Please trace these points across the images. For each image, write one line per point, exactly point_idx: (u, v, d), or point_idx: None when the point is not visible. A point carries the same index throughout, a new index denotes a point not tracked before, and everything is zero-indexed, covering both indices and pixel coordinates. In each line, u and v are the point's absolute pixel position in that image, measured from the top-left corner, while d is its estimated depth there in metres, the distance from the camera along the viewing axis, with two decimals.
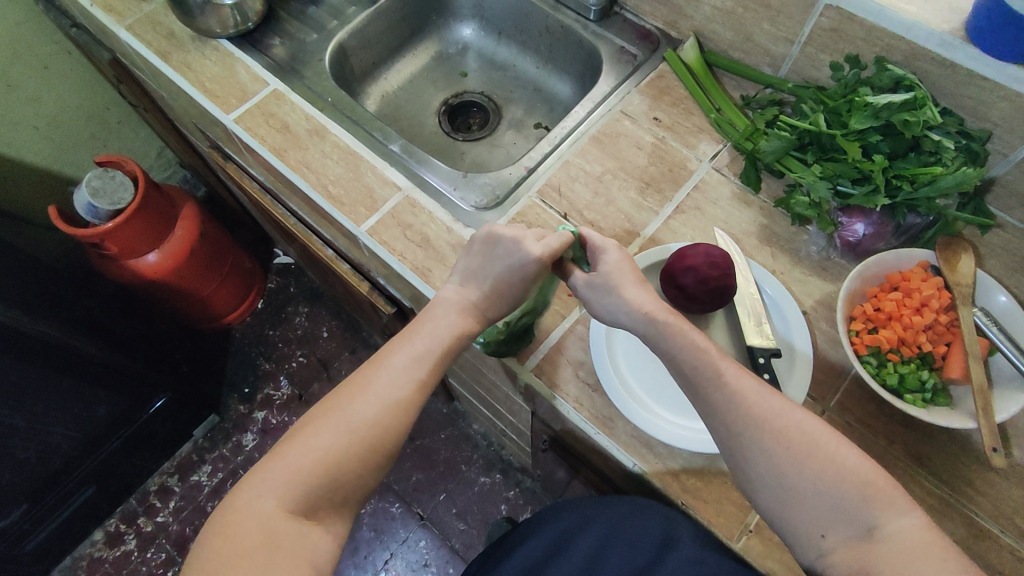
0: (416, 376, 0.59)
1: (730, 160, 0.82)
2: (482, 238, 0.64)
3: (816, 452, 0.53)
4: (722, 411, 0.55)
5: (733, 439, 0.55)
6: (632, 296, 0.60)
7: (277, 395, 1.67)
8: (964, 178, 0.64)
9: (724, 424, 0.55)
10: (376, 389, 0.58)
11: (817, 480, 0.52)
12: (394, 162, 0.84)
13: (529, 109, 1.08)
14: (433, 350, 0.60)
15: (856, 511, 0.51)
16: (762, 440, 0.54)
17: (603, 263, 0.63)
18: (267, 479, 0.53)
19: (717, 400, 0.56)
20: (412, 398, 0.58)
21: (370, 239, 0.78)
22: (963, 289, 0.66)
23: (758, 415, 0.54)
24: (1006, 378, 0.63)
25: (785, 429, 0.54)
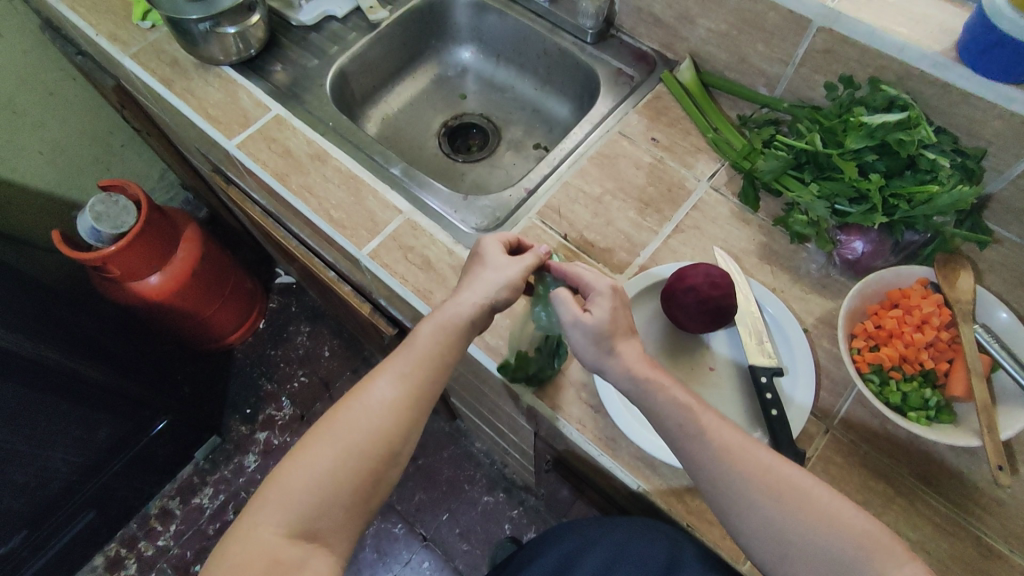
0: (403, 380, 0.60)
1: (728, 179, 0.83)
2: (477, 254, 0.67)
3: (808, 504, 0.52)
4: (709, 466, 0.55)
5: (720, 493, 0.54)
6: (620, 348, 0.60)
7: (278, 416, 1.67)
8: (960, 197, 0.64)
9: (710, 479, 0.55)
10: (365, 399, 0.59)
11: (811, 532, 0.52)
12: (395, 185, 0.85)
13: (527, 130, 1.09)
14: (421, 349, 0.61)
15: (852, 563, 0.51)
16: (751, 494, 0.53)
17: (600, 307, 0.61)
18: (264, 508, 0.54)
19: (701, 456, 0.55)
20: (403, 401, 0.59)
21: (372, 263, 0.79)
22: (964, 305, 0.66)
23: (745, 469, 0.54)
24: (1011, 395, 0.63)
25: (775, 483, 0.53)
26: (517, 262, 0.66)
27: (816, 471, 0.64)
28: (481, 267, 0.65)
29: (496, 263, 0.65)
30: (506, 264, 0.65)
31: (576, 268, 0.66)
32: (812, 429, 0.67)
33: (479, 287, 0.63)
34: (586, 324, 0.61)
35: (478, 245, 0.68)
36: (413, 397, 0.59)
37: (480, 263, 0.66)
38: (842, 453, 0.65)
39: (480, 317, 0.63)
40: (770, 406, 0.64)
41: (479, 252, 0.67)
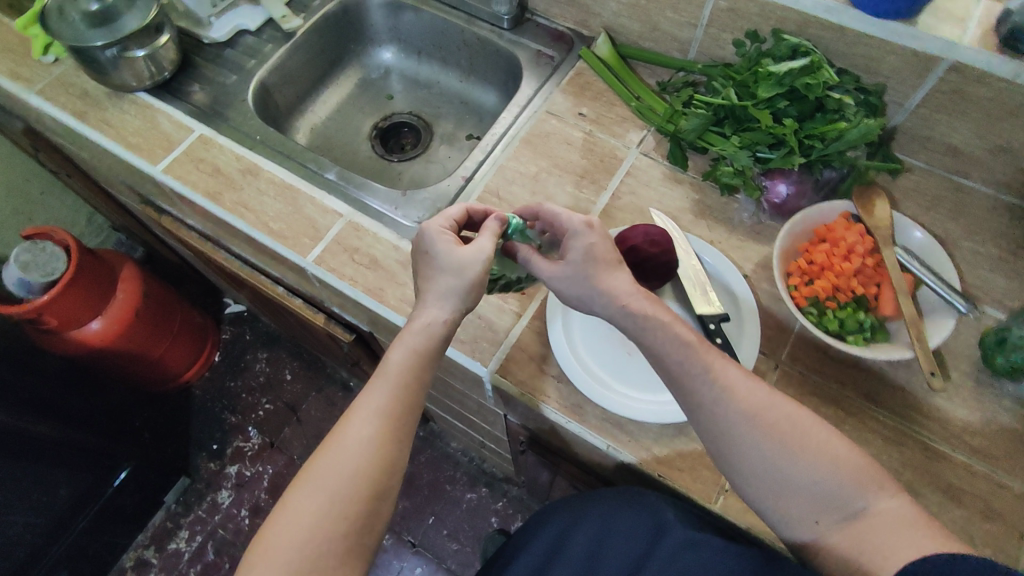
0: (379, 413, 0.59)
1: (656, 143, 0.85)
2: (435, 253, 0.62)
3: (811, 444, 0.55)
4: (714, 404, 0.57)
5: (725, 433, 0.57)
6: (608, 283, 0.61)
7: (247, 447, 1.63)
8: (867, 130, 0.68)
9: (716, 420, 0.57)
10: (341, 442, 0.57)
11: (808, 471, 0.55)
12: (332, 190, 0.84)
13: (458, 122, 1.09)
14: (392, 379, 0.60)
15: (845, 498, 0.54)
16: (756, 434, 0.56)
17: (575, 248, 0.62)
18: (254, 566, 0.53)
19: (706, 401, 0.57)
20: (384, 435, 0.58)
21: (318, 269, 0.78)
22: (882, 232, 0.71)
23: (751, 409, 0.57)
24: (934, 306, 0.68)
25: (775, 421, 0.56)
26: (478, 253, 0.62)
27: None
28: (438, 269, 0.62)
29: (450, 265, 0.61)
30: (466, 261, 0.61)
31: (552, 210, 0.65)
32: (763, 367, 0.70)
33: (442, 297, 0.61)
34: (568, 270, 0.62)
35: (425, 240, 0.63)
36: (393, 433, 0.59)
37: (436, 267, 0.62)
38: (791, 385, 0.69)
39: (450, 328, 0.62)
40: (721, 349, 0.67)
41: (428, 250, 0.63)
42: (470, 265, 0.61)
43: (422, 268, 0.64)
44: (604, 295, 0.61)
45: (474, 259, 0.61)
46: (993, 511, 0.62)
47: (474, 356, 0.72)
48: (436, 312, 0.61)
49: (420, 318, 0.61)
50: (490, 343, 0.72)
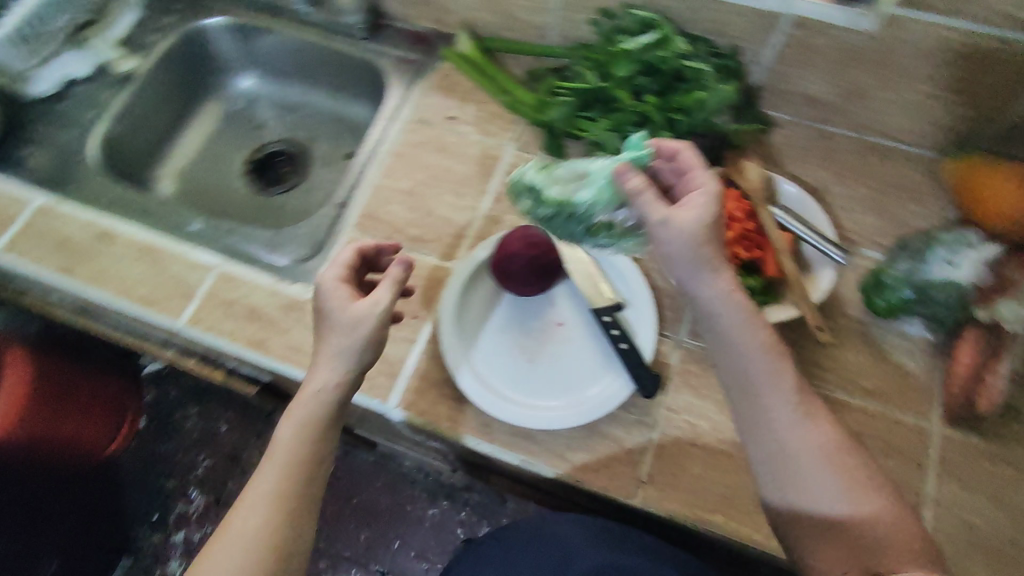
0: (269, 498, 0.53)
1: (530, 136, 0.83)
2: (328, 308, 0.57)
3: (866, 491, 0.51)
4: (779, 425, 0.52)
5: (779, 456, 0.52)
6: (715, 258, 0.52)
7: (191, 509, 1.47)
8: (725, 96, 0.68)
9: (775, 441, 0.52)
10: (229, 533, 0.52)
11: (851, 515, 0.50)
12: (199, 241, 0.78)
13: (336, 142, 1.02)
14: (282, 460, 0.54)
15: (880, 556, 0.49)
16: (813, 467, 0.51)
17: (694, 207, 0.52)
18: None
19: (775, 417, 0.53)
20: (274, 525, 0.52)
21: (194, 331, 0.72)
22: (757, 194, 0.70)
23: (816, 443, 0.52)
24: (815, 260, 0.69)
25: (838, 461, 0.52)
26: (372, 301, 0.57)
27: (677, 386, 0.68)
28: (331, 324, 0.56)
29: (342, 324, 0.56)
30: (357, 316, 0.56)
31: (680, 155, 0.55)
32: (664, 349, 0.69)
33: (337, 359, 0.55)
34: (680, 229, 0.51)
35: (320, 294, 0.58)
36: (285, 523, 0.52)
37: (328, 326, 0.57)
38: (694, 363, 0.68)
39: (347, 393, 0.56)
40: (619, 341, 0.66)
41: (322, 302, 0.58)
42: (362, 318, 0.56)
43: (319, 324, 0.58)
44: (716, 272, 0.52)
45: (364, 311, 0.56)
46: (893, 448, 0.64)
47: (372, 394, 0.68)
48: (327, 376, 0.56)
49: (310, 383, 0.56)
50: (388, 376, 0.69)
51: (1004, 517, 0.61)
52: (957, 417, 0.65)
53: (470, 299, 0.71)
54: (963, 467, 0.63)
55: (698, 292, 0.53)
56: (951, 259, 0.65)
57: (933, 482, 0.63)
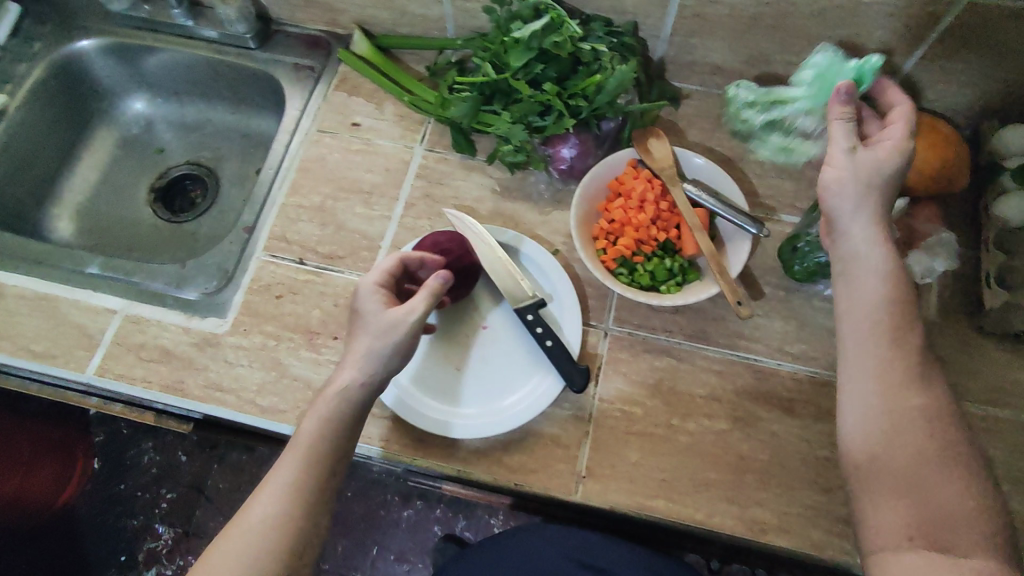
0: (286, 489, 0.52)
1: (438, 135, 0.80)
2: (368, 315, 0.58)
3: (955, 467, 0.45)
4: (890, 368, 0.47)
5: (883, 400, 0.47)
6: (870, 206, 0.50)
7: None
8: (623, 76, 0.65)
9: (881, 385, 0.47)
10: (247, 519, 0.51)
11: (935, 476, 0.45)
12: (100, 285, 0.74)
13: (244, 159, 0.97)
14: (304, 449, 0.53)
15: (955, 529, 0.43)
16: (910, 424, 0.46)
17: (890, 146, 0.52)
18: None
19: (877, 360, 0.47)
20: (290, 517, 0.51)
21: (104, 380, 0.69)
22: (668, 171, 0.69)
23: (924, 404, 0.46)
24: (734, 232, 0.68)
25: (936, 428, 0.46)
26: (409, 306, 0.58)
27: (607, 375, 0.67)
28: (365, 328, 0.57)
29: (377, 326, 0.57)
30: (389, 322, 0.57)
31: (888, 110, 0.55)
32: (592, 339, 0.68)
33: (368, 359, 0.56)
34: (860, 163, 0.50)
35: (359, 299, 0.60)
36: (302, 515, 0.52)
37: (362, 326, 0.58)
38: (622, 350, 0.68)
39: (371, 392, 0.57)
40: (543, 338, 0.65)
41: (358, 309, 0.59)
42: (397, 324, 0.57)
43: (355, 324, 0.59)
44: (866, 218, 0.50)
45: (404, 316, 0.57)
46: (822, 410, 0.65)
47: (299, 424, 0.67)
48: (357, 373, 0.56)
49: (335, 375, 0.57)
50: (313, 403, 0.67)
51: None
52: None
53: None
54: None
55: (846, 233, 0.51)
56: None
57: None
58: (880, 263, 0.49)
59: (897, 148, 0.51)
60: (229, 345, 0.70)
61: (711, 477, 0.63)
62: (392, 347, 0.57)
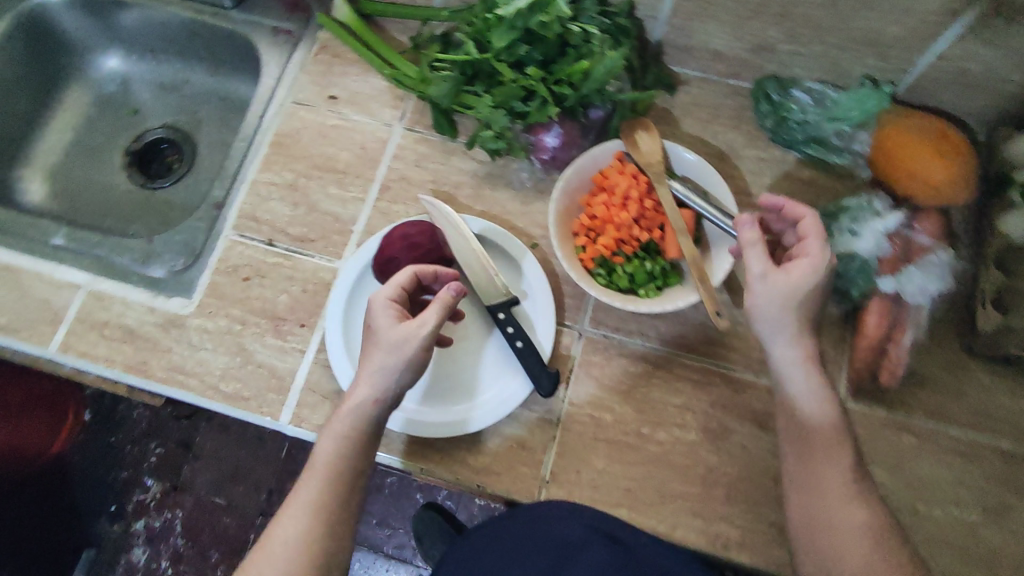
0: (309, 510, 0.51)
1: (419, 114, 0.76)
2: (378, 332, 0.54)
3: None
4: (830, 490, 0.54)
5: (824, 523, 0.53)
6: (792, 334, 0.56)
7: (150, 498, 1.14)
8: (612, 64, 0.61)
9: (821, 509, 0.54)
10: (271, 540, 0.50)
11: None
12: (64, 257, 0.72)
13: (222, 124, 0.93)
14: (324, 468, 0.52)
15: None
16: (852, 543, 0.52)
17: (807, 274, 0.56)
18: None
19: (826, 482, 0.54)
20: (312, 538, 0.50)
21: (67, 357, 0.68)
22: (656, 168, 0.65)
23: (867, 524, 0.52)
24: (721, 236, 0.65)
25: (879, 544, 0.52)
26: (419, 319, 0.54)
27: (579, 379, 0.65)
28: (376, 346, 0.53)
29: (388, 343, 0.53)
30: (400, 338, 0.53)
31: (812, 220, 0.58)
32: (566, 340, 0.66)
33: (378, 378, 0.53)
34: (775, 296, 0.56)
35: (370, 314, 0.55)
36: (327, 535, 0.50)
37: (374, 342, 0.54)
38: (595, 353, 0.66)
39: (385, 409, 0.54)
40: (514, 340, 0.62)
41: (369, 325, 0.55)
42: (408, 340, 0.53)
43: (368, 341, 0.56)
44: (795, 341, 0.57)
45: (414, 332, 0.53)
46: None
47: (261, 412, 0.66)
48: (371, 391, 0.53)
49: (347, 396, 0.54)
50: (277, 392, 0.66)
51: (907, 489, 0.61)
52: (863, 391, 0.63)
53: (357, 300, 0.67)
54: (869, 440, 0.62)
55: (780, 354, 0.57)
56: (853, 228, 0.62)
57: None
58: (805, 382, 0.57)
59: (801, 271, 0.55)
60: (194, 328, 0.68)
61: (678, 489, 0.62)
62: (405, 364, 0.53)
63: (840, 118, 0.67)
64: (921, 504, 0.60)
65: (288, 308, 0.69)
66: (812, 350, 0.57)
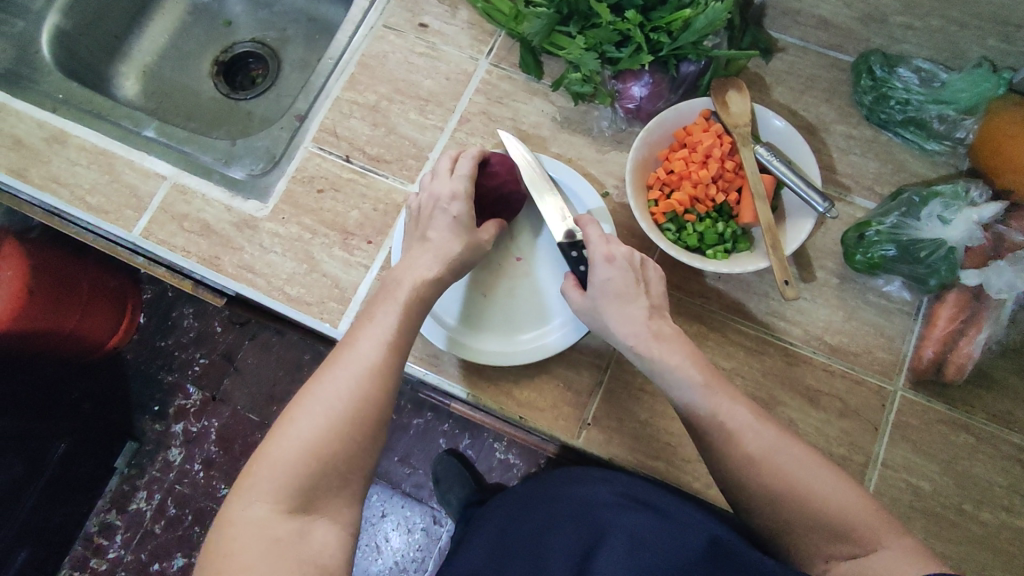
0: (385, 340, 0.52)
1: (506, 51, 0.75)
2: (461, 222, 0.60)
3: (801, 493, 0.46)
4: (720, 448, 0.49)
5: (729, 475, 0.49)
6: (620, 320, 0.56)
7: (190, 404, 1.15)
8: (714, 16, 0.59)
9: (721, 466, 0.49)
10: (346, 361, 0.51)
11: (799, 505, 0.46)
12: (152, 149, 0.75)
13: (308, 44, 0.94)
14: (395, 307, 0.55)
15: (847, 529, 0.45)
16: (752, 480, 0.47)
17: (592, 280, 0.57)
18: (255, 480, 0.45)
19: (712, 439, 0.50)
20: (388, 361, 0.51)
21: (147, 243, 0.72)
22: (742, 130, 0.64)
23: (748, 457, 0.48)
24: (800, 209, 0.63)
25: (779, 470, 0.47)
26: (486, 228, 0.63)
27: None
28: (457, 232, 0.60)
29: (470, 236, 0.60)
30: (475, 238, 0.61)
31: (587, 232, 0.60)
32: None
33: (450, 261, 0.59)
34: (586, 305, 0.58)
35: (454, 198, 0.60)
36: (400, 363, 0.52)
37: (455, 228, 0.60)
38: None
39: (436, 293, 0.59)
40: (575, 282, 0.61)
41: (450, 207, 0.60)
42: (481, 244, 0.61)
43: (425, 223, 0.61)
44: (623, 329, 0.56)
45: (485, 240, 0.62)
46: (848, 408, 0.63)
47: (323, 318, 0.68)
48: (432, 267, 0.58)
49: (409, 270, 0.58)
50: (339, 302, 0.69)
51: (954, 486, 0.60)
52: (925, 381, 0.62)
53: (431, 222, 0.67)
54: (924, 432, 0.61)
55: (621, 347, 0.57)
56: (943, 215, 0.59)
57: (885, 445, 0.62)
58: (648, 358, 0.55)
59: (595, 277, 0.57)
60: (266, 231, 0.71)
61: None
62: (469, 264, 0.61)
63: (945, 101, 0.65)
64: (967, 503, 0.60)
65: (357, 224, 0.71)
66: (654, 325, 0.55)
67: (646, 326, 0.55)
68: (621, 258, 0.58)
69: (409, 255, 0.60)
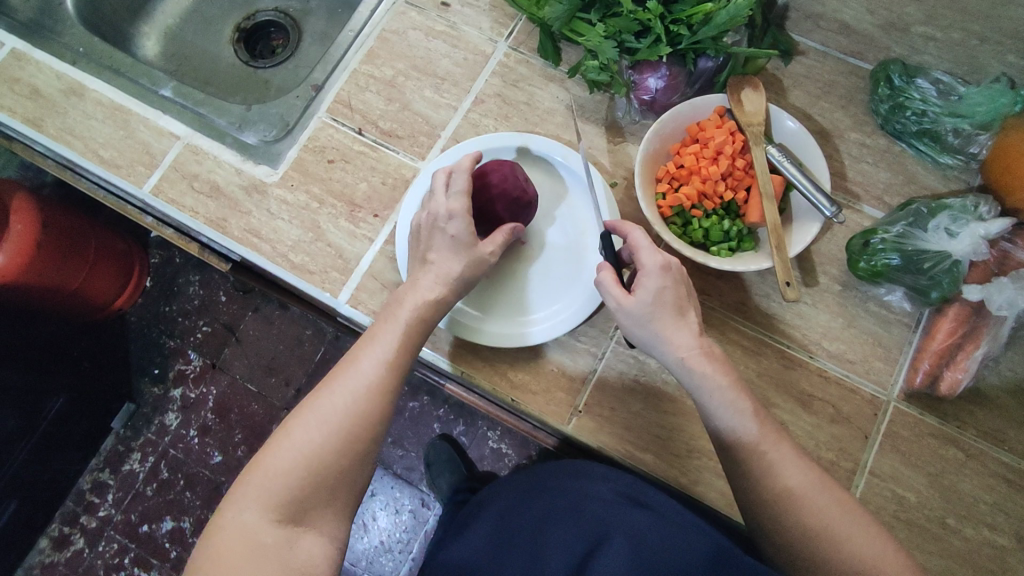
0: (386, 358, 0.53)
1: (526, 35, 0.75)
2: (458, 241, 0.57)
3: (830, 535, 0.48)
4: (758, 477, 0.51)
5: (761, 505, 0.50)
6: (671, 334, 0.53)
7: (190, 370, 1.16)
8: (736, 12, 0.58)
9: (752, 495, 0.51)
10: (346, 378, 0.51)
11: (829, 546, 0.48)
12: (168, 109, 0.75)
13: (329, 17, 0.94)
14: (399, 326, 0.54)
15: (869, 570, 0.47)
16: (784, 517, 0.49)
17: (644, 289, 0.54)
18: (248, 489, 0.48)
19: (748, 469, 0.51)
20: (386, 382, 0.52)
21: (157, 200, 0.72)
22: (755, 129, 0.64)
23: (785, 492, 0.49)
24: (807, 212, 0.63)
25: (812, 508, 0.49)
26: (492, 241, 0.59)
27: None
28: (454, 253, 0.57)
29: (471, 255, 0.57)
30: (477, 254, 0.58)
31: (633, 235, 0.56)
32: None
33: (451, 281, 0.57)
34: (633, 314, 0.54)
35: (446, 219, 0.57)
36: (398, 383, 0.53)
37: (452, 249, 0.57)
38: None
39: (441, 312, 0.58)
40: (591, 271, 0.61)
41: (442, 229, 0.58)
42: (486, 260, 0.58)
43: (423, 247, 0.59)
44: (671, 342, 0.53)
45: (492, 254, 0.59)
46: (840, 415, 0.62)
47: (324, 288, 0.69)
48: (435, 287, 0.56)
49: (411, 291, 0.56)
50: (342, 273, 0.69)
51: (940, 500, 0.60)
52: (918, 394, 0.62)
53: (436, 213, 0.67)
54: (914, 444, 0.61)
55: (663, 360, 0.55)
56: (951, 228, 0.59)
57: (874, 453, 0.62)
58: (695, 377, 0.53)
59: (646, 285, 0.53)
60: (275, 197, 0.71)
61: (704, 446, 0.62)
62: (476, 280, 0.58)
63: (962, 114, 0.65)
64: (951, 518, 0.60)
65: (364, 197, 0.71)
66: (702, 342, 0.54)
67: (695, 342, 0.53)
68: (673, 267, 0.55)
69: (411, 278, 0.58)
